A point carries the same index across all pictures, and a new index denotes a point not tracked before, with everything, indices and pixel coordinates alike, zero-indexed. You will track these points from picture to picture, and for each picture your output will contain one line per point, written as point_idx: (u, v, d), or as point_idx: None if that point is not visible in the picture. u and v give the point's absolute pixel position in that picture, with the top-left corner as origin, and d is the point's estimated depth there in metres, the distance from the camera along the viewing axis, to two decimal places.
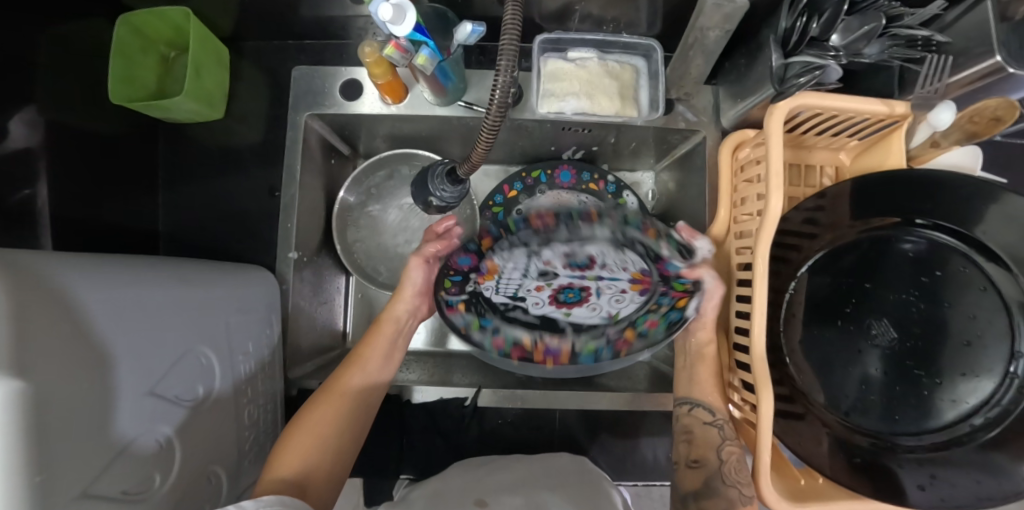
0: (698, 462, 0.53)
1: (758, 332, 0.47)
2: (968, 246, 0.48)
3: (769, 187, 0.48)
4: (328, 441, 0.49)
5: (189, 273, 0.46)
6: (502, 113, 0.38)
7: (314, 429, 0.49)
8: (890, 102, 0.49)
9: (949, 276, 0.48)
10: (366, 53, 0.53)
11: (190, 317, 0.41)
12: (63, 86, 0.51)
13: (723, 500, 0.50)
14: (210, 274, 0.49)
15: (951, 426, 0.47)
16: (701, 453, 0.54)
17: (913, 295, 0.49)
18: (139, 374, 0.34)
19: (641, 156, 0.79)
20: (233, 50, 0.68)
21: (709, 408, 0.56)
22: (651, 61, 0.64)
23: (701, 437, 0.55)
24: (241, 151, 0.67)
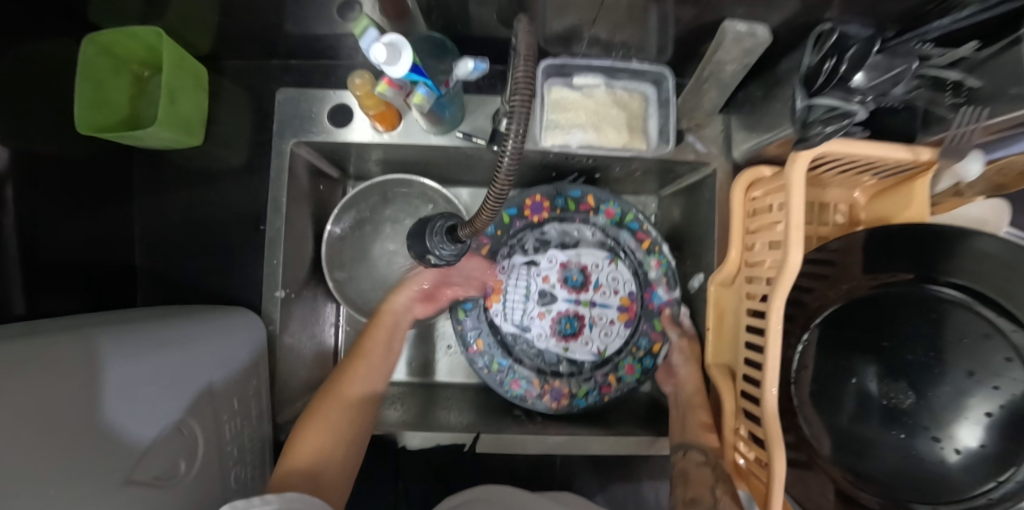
0: (693, 500, 0.52)
1: (771, 387, 0.47)
2: (977, 302, 0.46)
3: (789, 239, 0.47)
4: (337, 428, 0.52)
5: (165, 331, 0.42)
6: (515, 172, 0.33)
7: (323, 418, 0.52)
8: (916, 149, 0.47)
9: (980, 341, 0.44)
10: (356, 85, 0.49)
11: (168, 381, 0.38)
12: (22, 111, 0.45)
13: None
14: (188, 327, 0.45)
15: (968, 498, 0.44)
16: (697, 491, 0.52)
17: (942, 361, 0.45)
18: (105, 463, 0.31)
19: (645, 182, 0.76)
20: (212, 69, 0.63)
21: (702, 449, 0.57)
22: (661, 89, 0.60)
23: (697, 478, 0.54)
24: (222, 178, 0.63)
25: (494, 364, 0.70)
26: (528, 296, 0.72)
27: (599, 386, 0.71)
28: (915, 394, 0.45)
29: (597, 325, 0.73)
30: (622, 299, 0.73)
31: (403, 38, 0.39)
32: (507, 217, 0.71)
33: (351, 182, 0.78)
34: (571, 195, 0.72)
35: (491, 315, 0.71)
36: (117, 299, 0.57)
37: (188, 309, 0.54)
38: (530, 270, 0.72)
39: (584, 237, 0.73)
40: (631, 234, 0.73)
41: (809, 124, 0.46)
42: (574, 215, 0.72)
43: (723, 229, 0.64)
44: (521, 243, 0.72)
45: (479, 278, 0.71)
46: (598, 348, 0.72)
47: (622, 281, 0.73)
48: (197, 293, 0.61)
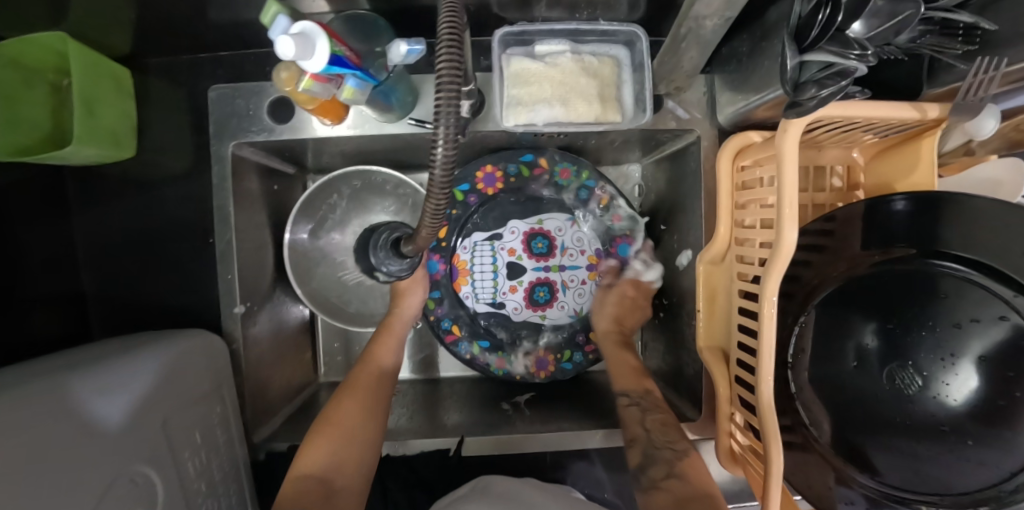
0: (629, 442, 0.51)
1: (767, 377, 0.44)
2: (982, 274, 0.42)
3: (781, 217, 0.42)
4: (358, 435, 0.49)
5: (98, 366, 0.41)
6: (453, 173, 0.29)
7: (339, 424, 0.49)
8: (921, 106, 0.42)
9: (998, 324, 0.40)
10: (284, 80, 0.41)
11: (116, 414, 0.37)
12: None
13: (663, 465, 0.47)
14: (125, 357, 0.44)
15: (979, 488, 0.43)
16: (631, 432, 0.52)
17: (957, 348, 0.40)
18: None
19: (625, 152, 0.71)
20: (136, 69, 0.57)
21: (626, 393, 0.56)
22: (634, 51, 0.54)
23: (628, 419, 0.54)
24: (164, 190, 0.58)
25: (476, 347, 0.68)
26: (497, 272, 0.71)
27: (581, 345, 0.71)
28: (923, 378, 0.40)
29: (570, 288, 0.72)
30: (589, 258, 0.73)
31: (315, 26, 0.34)
32: (460, 194, 0.67)
33: (311, 176, 0.73)
34: (523, 161, 0.66)
35: (462, 298, 0.70)
36: (70, 332, 0.54)
37: (140, 339, 0.50)
38: (494, 245, 0.71)
39: (543, 203, 0.71)
40: (589, 192, 0.68)
41: (801, 85, 0.40)
42: (531, 182, 0.68)
43: (709, 202, 0.58)
44: (477, 218, 0.70)
45: (442, 263, 0.69)
46: (574, 309, 0.72)
47: (586, 240, 0.72)
48: (155, 314, 0.58)
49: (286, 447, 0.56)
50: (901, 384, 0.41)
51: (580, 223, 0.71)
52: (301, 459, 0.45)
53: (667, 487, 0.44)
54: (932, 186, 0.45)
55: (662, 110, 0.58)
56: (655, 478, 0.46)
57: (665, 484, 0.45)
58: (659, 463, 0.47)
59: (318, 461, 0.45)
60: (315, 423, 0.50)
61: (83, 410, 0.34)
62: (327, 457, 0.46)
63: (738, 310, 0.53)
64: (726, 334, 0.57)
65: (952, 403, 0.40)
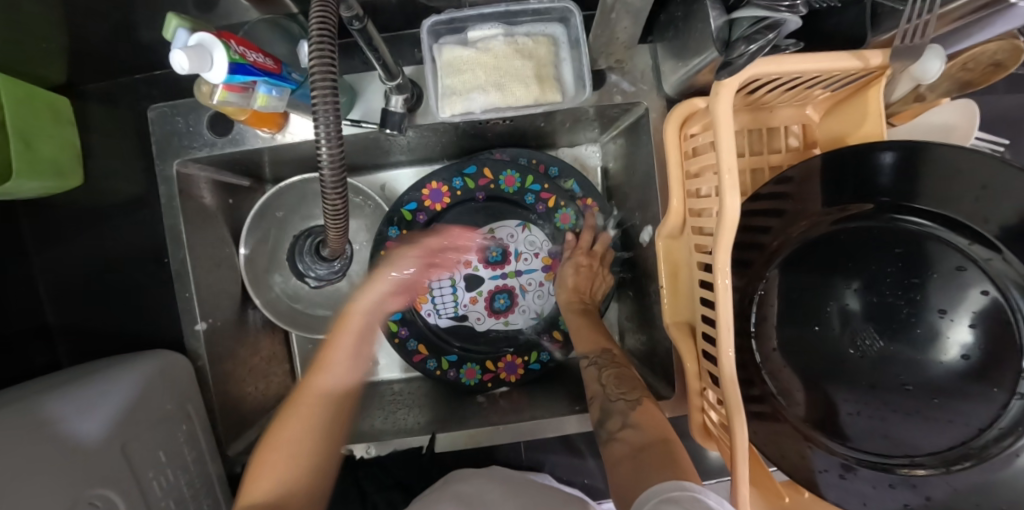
0: (591, 400, 0.52)
1: (727, 348, 0.42)
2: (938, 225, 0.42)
3: (723, 183, 0.39)
4: (301, 450, 0.44)
5: (46, 396, 0.41)
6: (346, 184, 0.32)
7: (280, 442, 0.44)
8: (863, 54, 0.40)
9: (954, 275, 0.40)
10: (203, 94, 0.41)
11: (60, 441, 0.37)
12: None
13: (619, 416, 0.47)
14: (75, 385, 0.44)
15: (952, 444, 0.42)
16: (590, 389, 0.53)
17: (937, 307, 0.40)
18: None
19: (582, 131, 0.69)
20: (74, 97, 0.58)
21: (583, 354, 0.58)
22: (569, 27, 0.53)
23: (589, 377, 0.55)
24: (116, 214, 0.59)
25: (444, 362, 0.67)
26: (455, 286, 0.71)
27: (548, 345, 0.68)
28: (886, 340, 0.41)
29: (528, 291, 0.72)
30: (543, 260, 0.72)
31: (211, 37, 0.34)
32: (408, 213, 0.66)
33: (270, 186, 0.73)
34: (466, 172, 0.66)
35: (424, 316, 0.69)
36: (36, 366, 0.55)
37: (99, 365, 0.51)
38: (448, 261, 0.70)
39: (490, 212, 0.70)
40: (537, 195, 0.68)
41: (732, 44, 0.40)
42: (477, 193, 0.68)
43: (663, 175, 0.57)
44: (429, 236, 0.69)
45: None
46: (535, 311, 0.71)
47: (539, 243, 0.72)
48: (122, 338, 0.59)
49: None
50: (865, 347, 0.42)
51: (534, 229, 0.71)
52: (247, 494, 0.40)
53: (624, 435, 0.44)
54: (883, 135, 0.44)
55: (607, 85, 0.57)
56: (613, 431, 0.46)
57: (621, 434, 0.45)
58: (616, 415, 0.48)
59: (268, 485, 0.40)
60: (256, 451, 0.44)
61: (29, 442, 0.35)
62: (277, 478, 0.41)
63: (699, 283, 0.51)
64: (690, 309, 0.55)
65: (930, 354, 0.40)
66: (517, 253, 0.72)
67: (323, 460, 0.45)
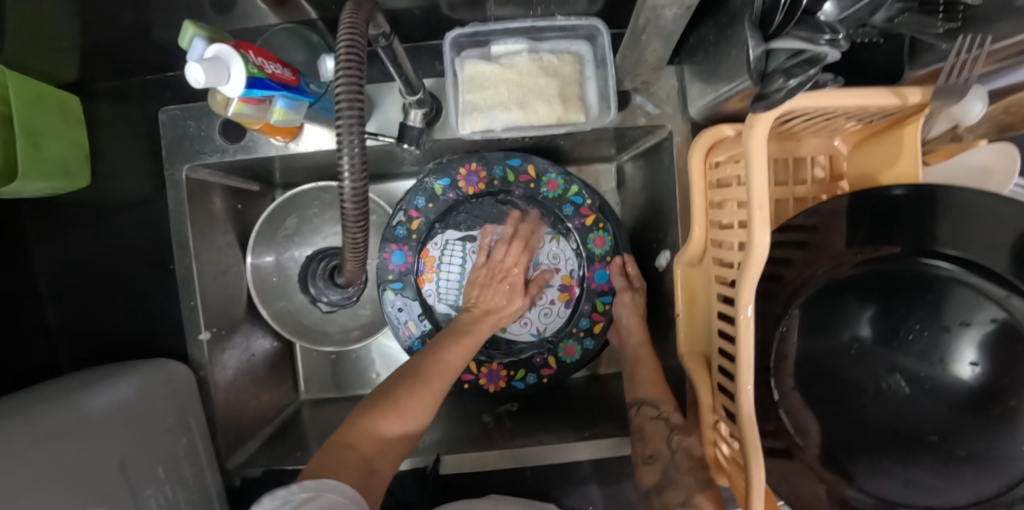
0: (651, 457, 0.52)
1: (746, 384, 0.40)
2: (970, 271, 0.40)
3: (752, 218, 0.38)
4: (432, 390, 0.49)
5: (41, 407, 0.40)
6: (363, 210, 0.31)
7: (427, 387, 0.49)
8: (902, 91, 0.39)
9: (990, 326, 0.38)
10: (219, 104, 0.39)
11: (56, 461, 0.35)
12: None
13: (680, 491, 0.48)
14: (69, 397, 0.42)
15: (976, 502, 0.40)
16: (654, 447, 0.53)
17: (969, 356, 0.37)
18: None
19: (600, 149, 0.68)
20: (86, 95, 0.56)
21: (654, 403, 0.56)
22: (596, 46, 0.51)
23: (652, 432, 0.54)
24: (122, 216, 0.57)
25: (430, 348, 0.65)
26: (464, 275, 0.69)
27: (538, 368, 0.66)
28: (912, 387, 0.39)
29: (537, 305, 0.68)
30: (563, 277, 0.68)
31: (229, 49, 0.32)
32: (439, 188, 0.63)
33: (280, 191, 0.72)
34: (510, 164, 0.63)
35: (424, 295, 0.67)
36: (33, 369, 0.54)
37: (99, 372, 0.49)
38: (466, 246, 0.69)
39: (521, 212, 0.68)
40: (575, 208, 0.65)
41: (768, 75, 0.38)
42: (515, 188, 0.64)
43: (684, 199, 0.55)
44: (451, 218, 0.67)
45: (408, 256, 0.65)
46: (537, 328, 0.68)
47: (564, 258, 0.69)
48: (123, 342, 0.58)
49: (259, 472, 0.55)
50: (887, 392, 0.40)
51: (557, 243, 0.68)
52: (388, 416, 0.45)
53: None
54: (917, 176, 0.43)
55: (630, 106, 0.55)
56: (669, 503, 0.48)
57: None
58: (676, 487, 0.49)
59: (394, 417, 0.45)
60: (415, 374, 0.50)
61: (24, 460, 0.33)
62: (403, 415, 0.45)
63: (718, 314, 0.50)
64: (707, 339, 0.54)
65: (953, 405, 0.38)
66: (533, 263, 0.68)
67: (435, 398, 0.49)
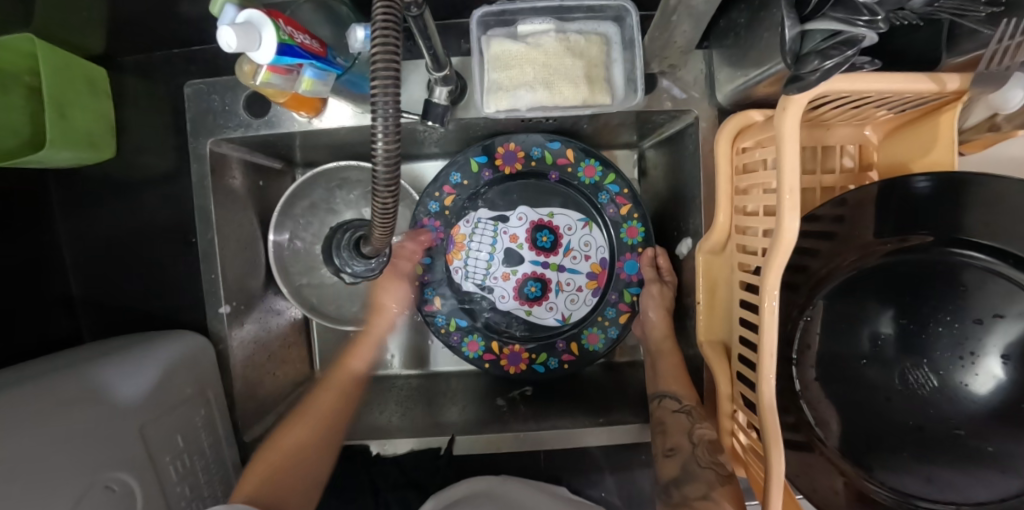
0: (673, 451, 0.52)
1: (768, 374, 0.40)
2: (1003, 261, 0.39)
3: (782, 203, 0.37)
4: (311, 451, 0.51)
5: (67, 372, 0.40)
6: (395, 182, 0.30)
7: (285, 444, 0.51)
8: (941, 76, 0.38)
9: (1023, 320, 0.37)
10: (247, 74, 0.39)
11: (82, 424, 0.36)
12: None
13: (701, 484, 0.47)
14: (95, 364, 0.43)
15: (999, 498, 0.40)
16: (676, 440, 0.52)
17: (996, 348, 0.37)
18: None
19: (621, 135, 0.67)
20: (112, 68, 0.57)
21: (677, 397, 0.55)
22: (624, 27, 0.50)
23: (674, 427, 0.53)
24: (145, 191, 0.58)
25: (452, 324, 0.65)
26: (493, 254, 0.67)
27: (560, 354, 0.66)
28: (940, 380, 0.39)
29: (564, 290, 0.67)
30: (593, 265, 0.67)
31: (260, 15, 0.32)
32: (476, 165, 0.62)
33: (299, 170, 0.72)
34: (550, 146, 0.62)
35: (451, 272, 0.66)
36: (58, 338, 0.55)
37: (122, 342, 0.50)
38: (497, 226, 0.67)
39: (556, 195, 0.67)
40: (611, 196, 0.63)
41: (802, 57, 0.36)
42: (552, 170, 0.64)
43: (708, 187, 0.55)
44: (485, 195, 0.66)
45: (439, 232, 0.64)
46: (562, 314, 0.67)
47: (595, 247, 0.67)
48: (144, 315, 0.58)
49: None
50: (914, 385, 0.40)
51: (592, 231, 0.67)
52: (269, 455, 0.49)
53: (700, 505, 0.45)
54: (951, 165, 0.42)
55: (655, 90, 0.54)
56: (689, 496, 0.47)
57: (698, 503, 0.45)
58: (697, 482, 0.48)
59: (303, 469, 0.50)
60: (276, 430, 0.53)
61: (53, 420, 0.34)
62: (301, 468, 0.50)
63: (740, 303, 0.49)
64: (727, 328, 0.53)
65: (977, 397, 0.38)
66: (564, 249, 0.67)
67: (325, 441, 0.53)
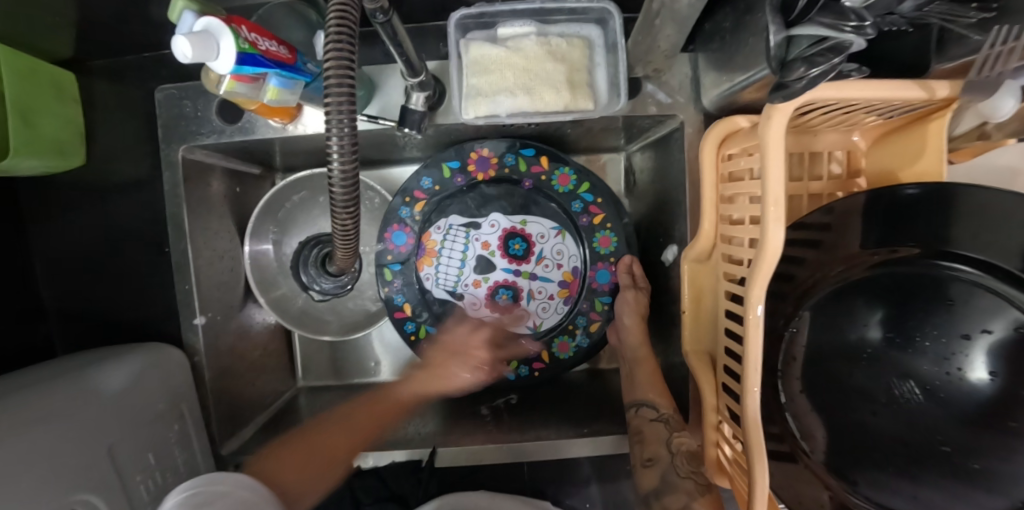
0: (650, 461, 0.51)
1: (752, 388, 0.39)
2: (992, 275, 0.38)
3: (767, 215, 0.36)
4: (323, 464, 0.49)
5: (36, 390, 0.39)
6: (354, 200, 0.30)
7: (309, 449, 0.49)
8: (930, 84, 0.36)
9: (1011, 335, 0.36)
10: (211, 81, 0.38)
11: (50, 447, 0.35)
12: None
13: (680, 495, 0.47)
14: (67, 380, 0.42)
15: None
16: (654, 450, 0.51)
17: (977, 363, 0.37)
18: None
19: (608, 139, 0.66)
20: (82, 73, 0.55)
21: (654, 405, 0.54)
22: (606, 31, 0.49)
23: (651, 436, 0.53)
24: (118, 199, 0.56)
25: (422, 330, 0.64)
26: (465, 261, 0.66)
27: (530, 362, 0.64)
28: (925, 395, 0.39)
29: (536, 298, 0.66)
30: (564, 273, 0.65)
31: (218, 23, 0.30)
32: (447, 170, 0.61)
33: (280, 175, 0.70)
34: (523, 153, 0.61)
35: (422, 279, 0.65)
36: (29, 351, 0.53)
37: (94, 355, 0.49)
38: (469, 233, 0.65)
39: (529, 202, 0.65)
40: (585, 205, 0.62)
41: (788, 63, 0.35)
42: (525, 177, 0.63)
43: (693, 193, 0.53)
44: (456, 201, 0.64)
45: (409, 238, 0.63)
46: (533, 322, 0.66)
47: (568, 255, 0.65)
48: (118, 325, 0.57)
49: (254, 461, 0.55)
50: (899, 398, 0.40)
51: (565, 239, 0.65)
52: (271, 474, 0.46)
53: None
54: (941, 174, 0.41)
55: (640, 94, 0.53)
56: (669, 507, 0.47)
57: None
58: (677, 492, 0.48)
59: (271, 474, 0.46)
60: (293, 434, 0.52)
61: (17, 445, 0.33)
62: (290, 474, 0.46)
63: (725, 312, 0.48)
64: (713, 338, 0.52)
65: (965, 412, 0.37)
66: (537, 257, 0.66)
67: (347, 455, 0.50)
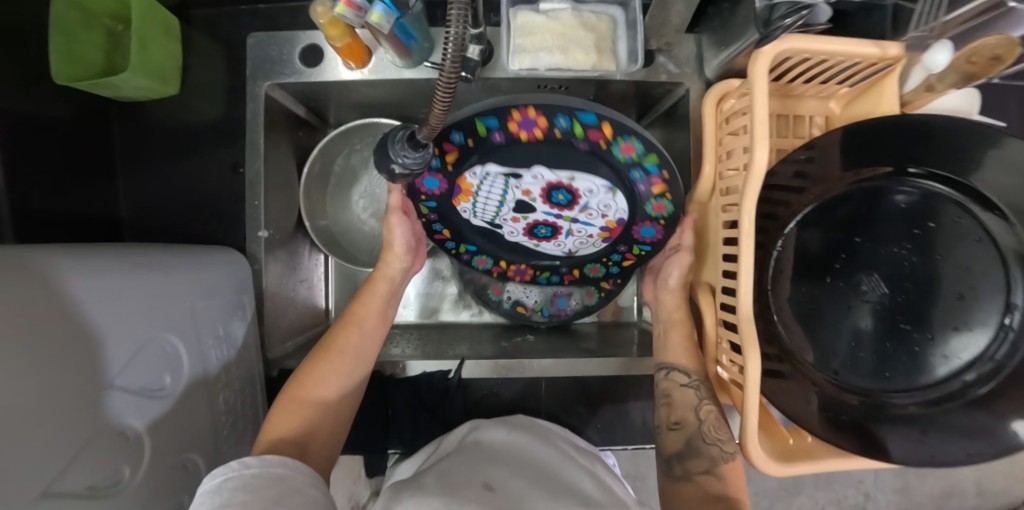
0: (677, 425, 0.54)
1: (744, 290, 0.42)
2: (962, 195, 0.44)
3: (753, 138, 0.41)
4: (314, 419, 0.49)
5: (141, 257, 0.44)
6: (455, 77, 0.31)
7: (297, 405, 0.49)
8: (883, 44, 0.47)
9: (951, 227, 0.45)
10: (319, 12, 0.49)
11: (150, 303, 0.40)
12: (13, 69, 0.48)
13: (705, 460, 0.51)
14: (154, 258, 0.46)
15: (942, 382, 0.45)
16: (681, 415, 0.54)
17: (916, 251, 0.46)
18: (103, 370, 0.34)
19: (624, 110, 0.76)
20: (183, 20, 0.64)
21: (686, 371, 0.56)
22: (629, 10, 0.60)
23: (679, 400, 0.55)
24: (201, 129, 0.65)
25: (461, 247, 0.71)
26: (504, 202, 0.63)
27: (562, 273, 0.75)
28: (888, 284, 0.46)
29: (573, 235, 0.68)
30: (608, 222, 0.64)
31: None
32: (483, 129, 0.53)
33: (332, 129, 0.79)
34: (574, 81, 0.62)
35: (459, 212, 0.64)
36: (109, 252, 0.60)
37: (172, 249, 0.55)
38: (508, 181, 0.60)
39: None
40: None
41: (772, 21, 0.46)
42: None
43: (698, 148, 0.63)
44: None
45: (442, 183, 0.59)
46: (569, 250, 0.70)
47: None
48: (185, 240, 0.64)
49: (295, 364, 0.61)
50: (863, 289, 0.47)
51: None
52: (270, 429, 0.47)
53: (703, 482, 0.50)
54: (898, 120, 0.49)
55: (654, 64, 0.64)
56: (691, 471, 0.52)
57: (699, 478, 0.51)
58: (701, 457, 0.52)
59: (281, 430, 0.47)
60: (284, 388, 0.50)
61: (130, 281, 0.39)
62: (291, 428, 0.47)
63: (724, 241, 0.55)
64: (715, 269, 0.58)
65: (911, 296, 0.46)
66: None
67: (334, 417, 0.51)
